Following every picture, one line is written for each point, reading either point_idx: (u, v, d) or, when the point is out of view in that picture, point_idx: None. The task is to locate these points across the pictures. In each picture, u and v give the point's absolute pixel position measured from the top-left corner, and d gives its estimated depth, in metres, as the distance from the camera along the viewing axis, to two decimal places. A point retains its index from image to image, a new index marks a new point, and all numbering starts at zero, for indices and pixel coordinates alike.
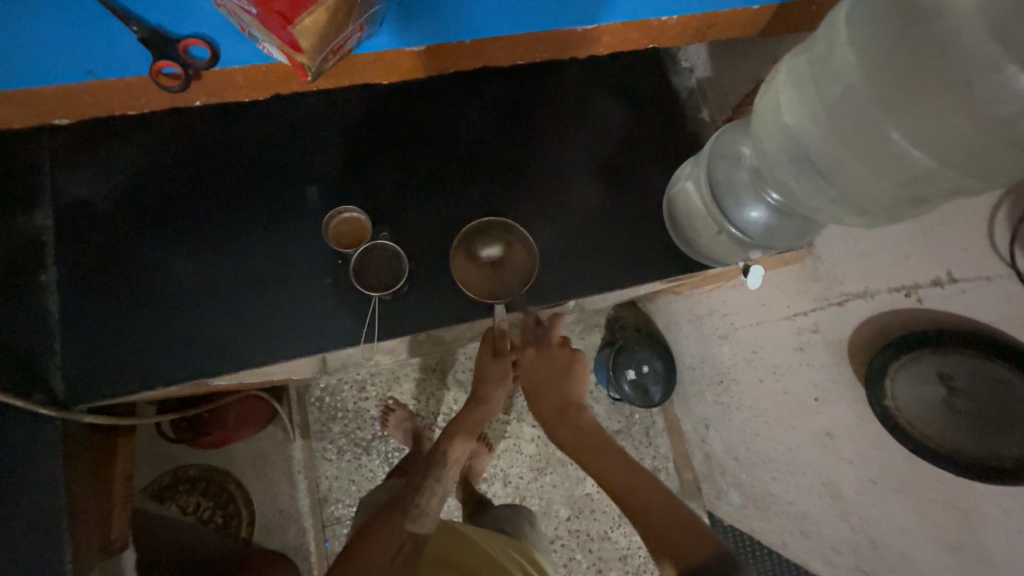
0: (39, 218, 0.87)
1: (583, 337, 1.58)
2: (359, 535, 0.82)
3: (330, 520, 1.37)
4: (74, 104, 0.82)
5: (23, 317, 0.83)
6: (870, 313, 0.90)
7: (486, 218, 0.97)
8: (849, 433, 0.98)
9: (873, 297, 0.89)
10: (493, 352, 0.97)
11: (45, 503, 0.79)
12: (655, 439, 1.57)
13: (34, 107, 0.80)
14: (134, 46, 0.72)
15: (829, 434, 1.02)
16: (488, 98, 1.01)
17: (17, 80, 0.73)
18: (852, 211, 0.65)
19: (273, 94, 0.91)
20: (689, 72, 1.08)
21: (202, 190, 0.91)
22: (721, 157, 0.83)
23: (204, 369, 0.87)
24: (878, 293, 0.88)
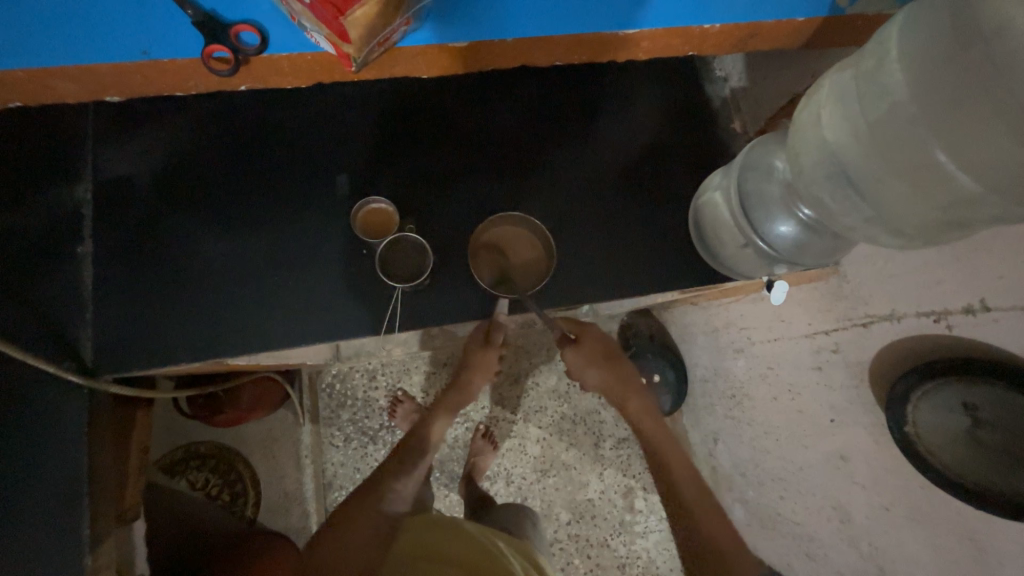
0: (79, 191, 0.89)
1: None
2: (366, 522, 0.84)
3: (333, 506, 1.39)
4: (125, 83, 0.84)
5: (59, 286, 0.86)
6: (898, 337, 0.89)
7: (495, 216, 0.96)
8: (863, 458, 0.97)
9: (899, 321, 0.88)
10: (480, 342, 0.98)
11: (68, 468, 0.81)
12: None
13: (84, 86, 0.83)
14: (188, 31, 0.73)
15: (842, 457, 1.01)
16: (519, 98, 1.01)
17: (73, 55, 0.75)
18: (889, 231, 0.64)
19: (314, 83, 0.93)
20: (723, 82, 1.08)
21: (236, 174, 0.93)
22: (754, 169, 0.83)
23: (227, 348, 0.89)
24: (905, 317, 0.87)
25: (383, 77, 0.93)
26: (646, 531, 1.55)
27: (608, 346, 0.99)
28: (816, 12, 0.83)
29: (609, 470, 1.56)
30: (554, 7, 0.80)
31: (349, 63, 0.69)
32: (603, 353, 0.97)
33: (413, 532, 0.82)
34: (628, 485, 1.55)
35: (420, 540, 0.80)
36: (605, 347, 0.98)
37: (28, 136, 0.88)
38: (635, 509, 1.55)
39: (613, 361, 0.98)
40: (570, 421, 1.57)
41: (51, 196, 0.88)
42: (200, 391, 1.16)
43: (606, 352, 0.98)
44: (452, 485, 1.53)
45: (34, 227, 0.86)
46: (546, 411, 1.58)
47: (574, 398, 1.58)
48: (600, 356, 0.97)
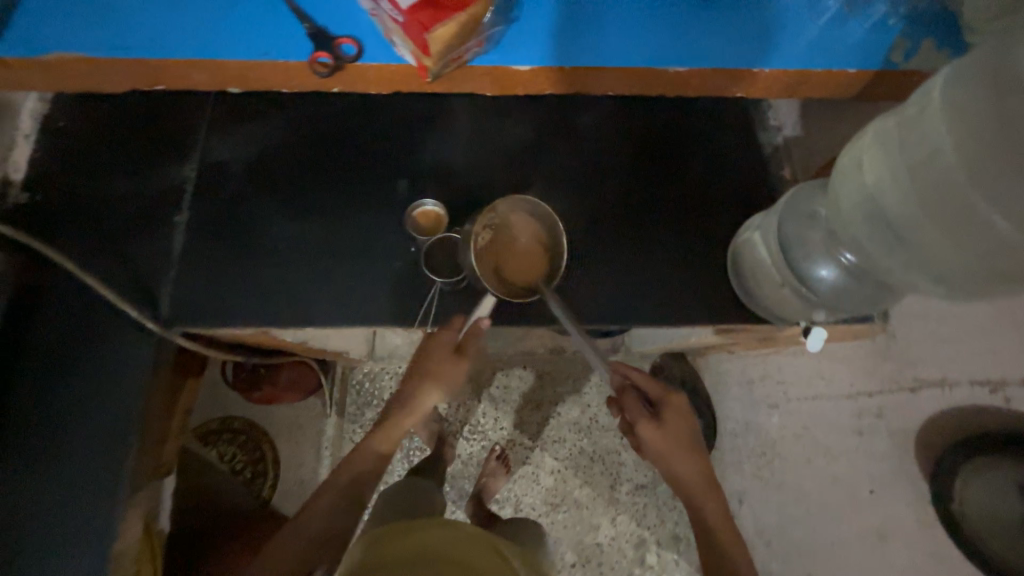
0: (187, 169, 1.04)
1: None
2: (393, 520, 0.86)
3: None
4: (243, 76, 0.96)
5: (155, 246, 0.99)
6: (944, 401, 1.12)
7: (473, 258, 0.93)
8: (903, 535, 1.07)
9: (951, 389, 1.12)
10: (451, 351, 0.95)
11: (126, 406, 0.91)
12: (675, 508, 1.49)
13: (211, 75, 0.96)
14: (298, 38, 0.88)
15: (881, 534, 1.08)
16: (574, 126, 1.08)
17: (211, 48, 0.89)
18: None
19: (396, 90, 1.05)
20: (777, 130, 1.09)
21: (313, 169, 1.05)
22: (793, 213, 0.82)
23: (280, 324, 0.98)
24: (957, 385, 1.12)
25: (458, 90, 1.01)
26: None
27: (686, 427, 0.91)
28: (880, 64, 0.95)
29: (622, 516, 1.50)
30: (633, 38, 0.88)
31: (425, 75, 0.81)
32: (685, 429, 0.91)
33: (421, 531, 0.86)
34: (641, 536, 1.49)
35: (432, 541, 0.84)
36: (688, 420, 0.92)
37: (157, 119, 1.05)
38: (645, 561, 1.47)
39: (695, 439, 0.92)
40: (588, 457, 1.54)
41: (165, 171, 1.03)
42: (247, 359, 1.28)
43: (689, 429, 0.91)
44: (460, 502, 1.52)
45: (149, 196, 1.01)
46: (564, 443, 1.55)
47: (596, 433, 1.56)
48: (685, 429, 0.91)
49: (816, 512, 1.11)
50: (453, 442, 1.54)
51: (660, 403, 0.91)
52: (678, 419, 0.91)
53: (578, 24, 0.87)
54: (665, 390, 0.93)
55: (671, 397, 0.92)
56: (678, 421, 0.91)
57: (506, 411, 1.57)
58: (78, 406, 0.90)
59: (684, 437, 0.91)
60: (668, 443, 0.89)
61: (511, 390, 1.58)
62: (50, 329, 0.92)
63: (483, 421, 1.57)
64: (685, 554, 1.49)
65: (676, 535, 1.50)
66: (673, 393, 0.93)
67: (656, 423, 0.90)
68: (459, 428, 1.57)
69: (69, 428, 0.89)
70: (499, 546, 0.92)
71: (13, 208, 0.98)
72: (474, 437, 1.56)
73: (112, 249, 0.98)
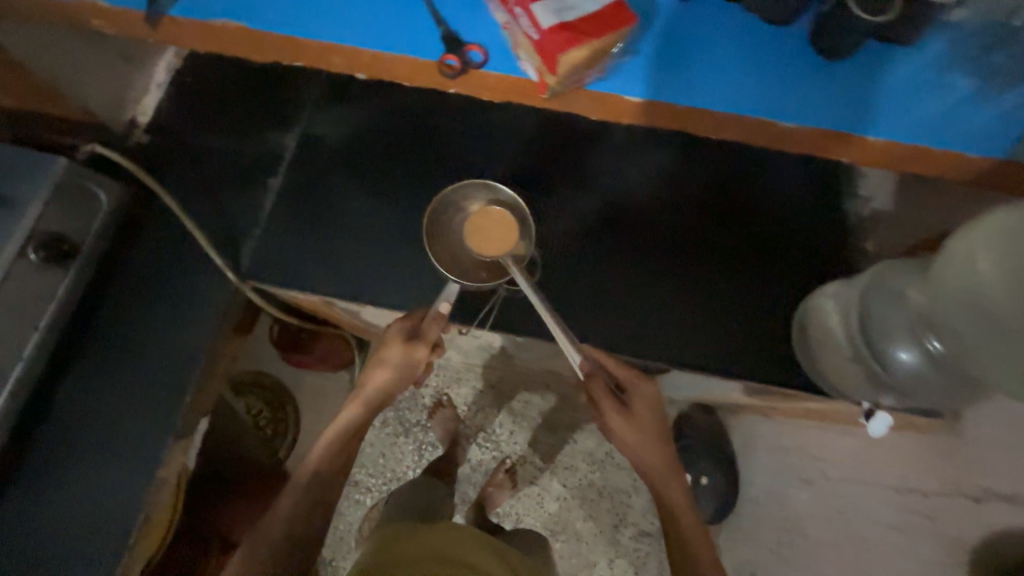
0: (288, 138, 1.11)
1: None
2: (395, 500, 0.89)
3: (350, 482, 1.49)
4: (334, 60, 0.90)
5: (247, 204, 1.06)
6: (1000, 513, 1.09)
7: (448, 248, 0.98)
8: None
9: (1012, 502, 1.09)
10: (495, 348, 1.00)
11: (194, 344, 0.97)
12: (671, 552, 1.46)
13: (305, 57, 0.91)
14: (431, 41, 0.84)
15: None
16: (657, 159, 1.08)
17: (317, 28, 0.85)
18: None
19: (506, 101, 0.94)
20: (865, 200, 1.06)
21: (400, 156, 1.09)
22: (881, 288, 0.80)
23: (344, 297, 1.04)
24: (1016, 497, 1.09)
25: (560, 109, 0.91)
26: None
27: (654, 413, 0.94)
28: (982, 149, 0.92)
29: (621, 560, 1.47)
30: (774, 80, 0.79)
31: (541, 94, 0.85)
32: (651, 416, 0.93)
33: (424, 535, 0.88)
34: None
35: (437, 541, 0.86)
36: (656, 407, 0.94)
37: (272, 88, 1.13)
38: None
39: (660, 427, 0.93)
40: (596, 492, 1.50)
41: (270, 136, 1.11)
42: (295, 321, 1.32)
43: (655, 416, 0.93)
44: (462, 507, 1.51)
45: (252, 157, 1.09)
46: (575, 472, 1.51)
47: (610, 469, 1.50)
48: (652, 417, 0.93)
49: None
50: (466, 447, 1.51)
51: (629, 389, 0.93)
52: (647, 408, 0.94)
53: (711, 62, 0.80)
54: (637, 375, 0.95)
55: (640, 384, 0.94)
56: (649, 409, 0.94)
57: (523, 427, 1.53)
58: (151, 336, 0.96)
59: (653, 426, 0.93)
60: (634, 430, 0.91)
61: (531, 406, 1.53)
62: (141, 260, 0.99)
63: (499, 431, 1.53)
64: None
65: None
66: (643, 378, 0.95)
67: (623, 409, 0.91)
68: (473, 433, 1.52)
69: (139, 354, 0.95)
70: (495, 546, 0.95)
71: (136, 146, 1.08)
72: (486, 446, 1.52)
73: (211, 198, 1.06)
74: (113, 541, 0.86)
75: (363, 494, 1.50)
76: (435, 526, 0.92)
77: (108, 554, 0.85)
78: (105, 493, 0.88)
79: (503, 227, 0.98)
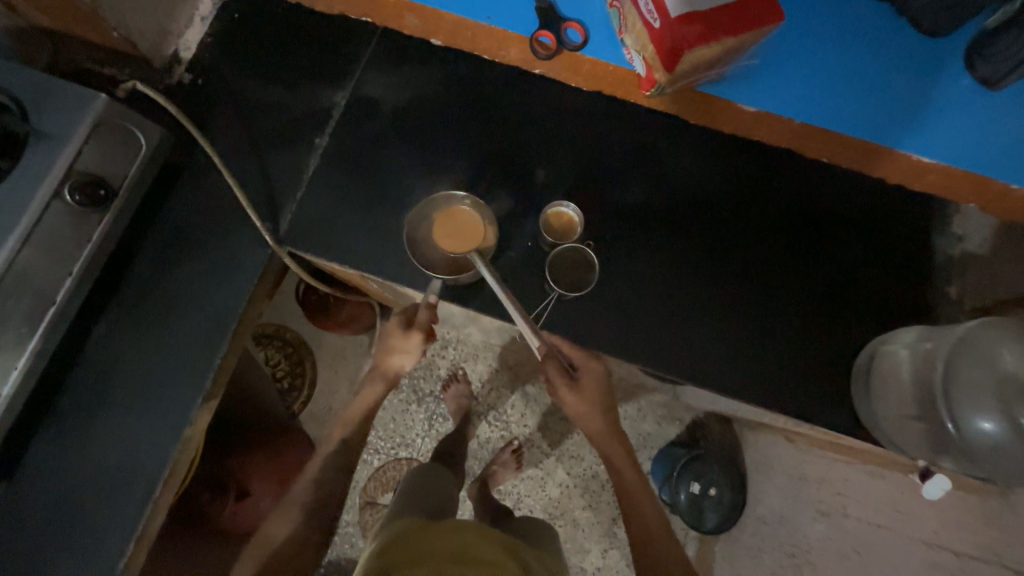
0: (337, 96, 1.03)
1: (658, 423, 1.40)
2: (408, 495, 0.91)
3: None
4: (456, 36, 0.99)
5: (289, 162, 1.00)
6: None
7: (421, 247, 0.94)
8: None
9: None
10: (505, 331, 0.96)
11: (226, 304, 0.93)
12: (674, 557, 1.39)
13: (428, 24, 0.99)
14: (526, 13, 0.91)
15: None
16: (734, 165, 0.98)
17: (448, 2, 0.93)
18: None
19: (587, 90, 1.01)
20: (958, 240, 0.95)
21: (454, 131, 1.02)
22: (972, 348, 0.72)
23: (378, 272, 0.98)
24: None
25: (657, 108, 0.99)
26: None
27: (603, 392, 0.94)
28: None
29: (615, 551, 1.39)
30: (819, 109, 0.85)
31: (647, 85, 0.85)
32: (600, 392, 0.93)
33: (440, 535, 0.81)
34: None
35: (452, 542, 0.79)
36: (602, 386, 0.94)
37: (325, 37, 1.04)
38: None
39: (608, 400, 0.95)
40: (600, 483, 1.42)
41: (318, 91, 1.03)
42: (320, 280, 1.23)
43: (605, 392, 0.94)
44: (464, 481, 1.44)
45: (297, 111, 1.02)
46: (580, 462, 1.43)
47: None
48: (598, 396, 0.93)
49: None
50: (475, 422, 1.45)
51: (578, 369, 0.93)
52: (596, 386, 0.93)
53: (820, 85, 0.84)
54: (589, 354, 0.94)
55: (590, 363, 0.93)
56: (598, 388, 0.93)
57: (534, 410, 1.45)
58: (184, 291, 0.93)
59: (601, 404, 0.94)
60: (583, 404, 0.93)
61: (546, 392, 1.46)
62: (178, 211, 0.96)
63: (510, 412, 1.46)
64: None
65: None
66: (594, 358, 0.94)
67: (572, 383, 0.92)
68: (484, 410, 1.47)
69: (171, 308, 0.93)
70: (512, 544, 0.85)
71: (177, 86, 1.00)
72: (496, 425, 1.46)
73: (252, 152, 0.99)
74: (137, 491, 0.86)
75: (371, 453, 1.46)
76: (440, 527, 0.83)
77: (132, 504, 0.85)
78: (133, 443, 0.88)
79: (469, 221, 0.94)
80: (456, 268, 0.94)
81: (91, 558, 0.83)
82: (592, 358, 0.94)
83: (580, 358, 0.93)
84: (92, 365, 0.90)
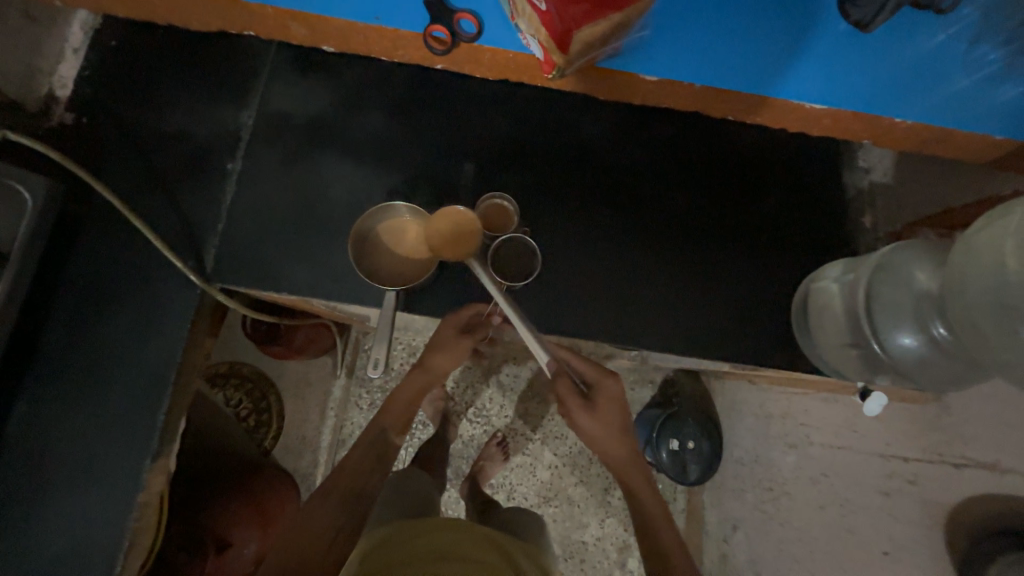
0: (244, 116, 0.97)
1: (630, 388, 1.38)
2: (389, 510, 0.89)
3: None
4: (348, 39, 0.93)
5: (204, 193, 0.94)
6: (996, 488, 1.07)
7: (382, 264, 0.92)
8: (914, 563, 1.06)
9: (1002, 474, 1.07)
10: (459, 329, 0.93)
11: (163, 355, 0.88)
12: None
13: (315, 33, 0.92)
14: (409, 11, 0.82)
15: (887, 553, 1.07)
16: (656, 134, 1.01)
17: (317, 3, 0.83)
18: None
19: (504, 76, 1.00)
20: (864, 172, 1.03)
21: (374, 135, 0.98)
22: (890, 272, 0.78)
23: (323, 294, 0.94)
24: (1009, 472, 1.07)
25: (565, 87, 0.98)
26: None
27: (623, 407, 0.93)
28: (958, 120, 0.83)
29: (612, 519, 1.41)
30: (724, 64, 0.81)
31: (548, 68, 0.84)
32: (617, 413, 0.92)
33: (419, 541, 0.78)
34: (628, 541, 1.40)
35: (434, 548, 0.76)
36: (618, 404, 0.93)
37: (218, 55, 0.97)
38: (626, 565, 1.40)
39: (624, 420, 0.93)
40: (588, 457, 1.44)
41: (222, 114, 0.96)
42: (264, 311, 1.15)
43: (620, 412, 0.93)
44: (453, 483, 1.43)
45: (203, 138, 0.95)
46: (565, 441, 1.45)
47: None
48: (614, 415, 0.92)
49: (819, 556, 1.11)
50: (455, 422, 1.44)
51: (597, 390, 0.92)
52: (615, 406, 0.92)
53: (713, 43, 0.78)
54: (605, 371, 0.93)
55: (604, 380, 0.92)
56: (615, 405, 0.92)
57: (512, 400, 1.46)
58: (112, 348, 0.87)
59: (621, 419, 0.93)
60: (600, 426, 0.91)
61: (520, 379, 1.46)
62: (88, 264, 0.88)
63: (488, 405, 1.45)
64: None
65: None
66: (610, 375, 0.93)
67: (588, 406, 0.91)
68: (462, 409, 1.46)
69: (99, 369, 0.86)
70: (497, 540, 0.84)
71: (58, 129, 0.91)
72: (477, 420, 1.45)
73: (160, 189, 0.92)
74: (98, 571, 0.81)
75: None
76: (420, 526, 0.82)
77: None
78: (84, 521, 0.82)
79: (454, 229, 0.88)
80: (405, 275, 0.93)
81: None
82: (608, 375, 0.93)
83: (596, 377, 0.92)
84: (19, 446, 0.82)
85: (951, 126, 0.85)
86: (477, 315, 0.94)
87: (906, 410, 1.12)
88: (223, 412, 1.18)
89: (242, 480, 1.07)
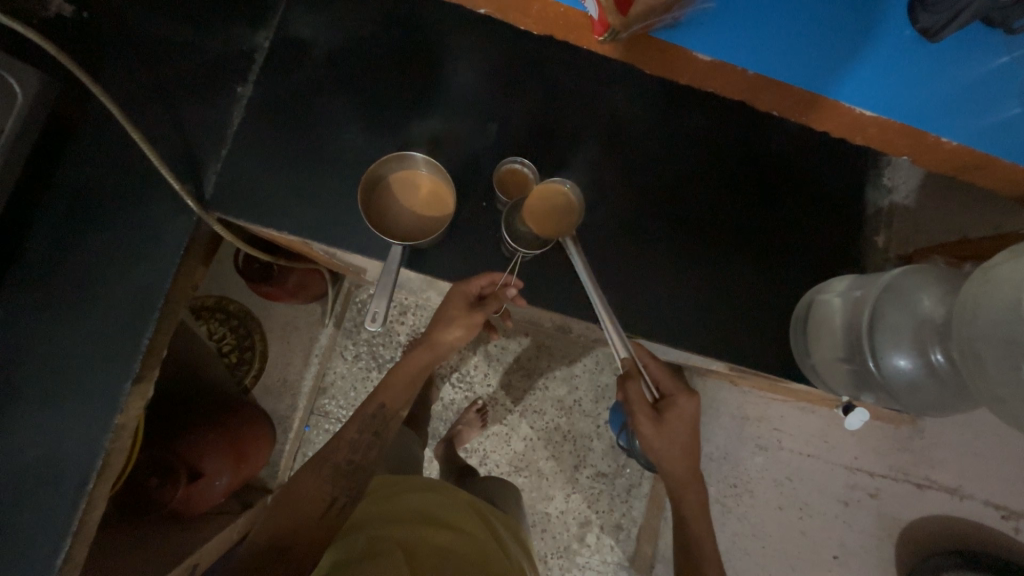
0: (259, 38, 0.92)
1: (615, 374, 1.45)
2: (370, 462, 0.89)
3: (318, 411, 1.37)
4: None
5: (210, 114, 0.89)
6: (952, 513, 1.09)
7: (390, 217, 0.90)
8: (859, 562, 1.13)
9: (963, 501, 1.09)
10: (470, 301, 0.91)
11: (153, 278, 0.84)
12: (632, 500, 1.43)
13: None
14: None
15: (836, 557, 1.13)
16: (686, 120, 0.98)
17: None
18: (1013, 419, 0.60)
19: (539, 35, 0.95)
20: (887, 191, 1.02)
21: (393, 77, 0.93)
22: (897, 294, 0.77)
23: (324, 238, 0.91)
24: (970, 501, 1.08)
25: (612, 54, 0.93)
26: (586, 567, 1.41)
27: (694, 428, 0.89)
28: (999, 149, 0.81)
29: (577, 495, 1.42)
30: (779, 49, 0.78)
31: (600, 29, 0.81)
32: (686, 433, 0.88)
33: (398, 497, 0.88)
34: (590, 519, 1.41)
35: (421, 506, 0.86)
36: (692, 426, 0.88)
37: None
38: (584, 540, 1.41)
39: (693, 444, 0.89)
40: (564, 434, 1.45)
41: (236, 32, 0.91)
42: (258, 247, 1.11)
43: (691, 433, 0.88)
44: (429, 442, 1.45)
45: (213, 54, 0.90)
46: (542, 416, 1.45)
47: (576, 415, 1.45)
48: (685, 436, 0.88)
49: (771, 552, 1.17)
50: (438, 384, 1.44)
51: (666, 404, 0.88)
52: (687, 426, 0.88)
53: (774, 24, 0.76)
54: (682, 390, 0.89)
55: (679, 397, 0.88)
56: (685, 425, 0.88)
57: (497, 370, 1.46)
58: (101, 264, 0.83)
59: (690, 440, 0.89)
60: (663, 441, 0.87)
61: (508, 351, 1.46)
62: (81, 172, 0.83)
63: (473, 372, 1.46)
64: (626, 542, 1.41)
65: (619, 525, 1.42)
66: (686, 394, 0.89)
67: (656, 418, 0.87)
68: (447, 372, 1.46)
69: (85, 283, 0.83)
70: (480, 509, 0.92)
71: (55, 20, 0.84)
72: (459, 386, 1.46)
73: (162, 103, 0.86)
74: (67, 486, 0.79)
75: (335, 422, 1.39)
76: (410, 484, 0.92)
77: (63, 500, 0.79)
78: (60, 435, 0.80)
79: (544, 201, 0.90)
80: (408, 230, 0.90)
81: (21, 560, 0.77)
82: (682, 394, 0.89)
83: (670, 393, 0.89)
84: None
85: (997, 155, 0.82)
86: (490, 284, 0.91)
87: (879, 428, 1.15)
88: (201, 345, 1.14)
89: (224, 417, 1.07)
